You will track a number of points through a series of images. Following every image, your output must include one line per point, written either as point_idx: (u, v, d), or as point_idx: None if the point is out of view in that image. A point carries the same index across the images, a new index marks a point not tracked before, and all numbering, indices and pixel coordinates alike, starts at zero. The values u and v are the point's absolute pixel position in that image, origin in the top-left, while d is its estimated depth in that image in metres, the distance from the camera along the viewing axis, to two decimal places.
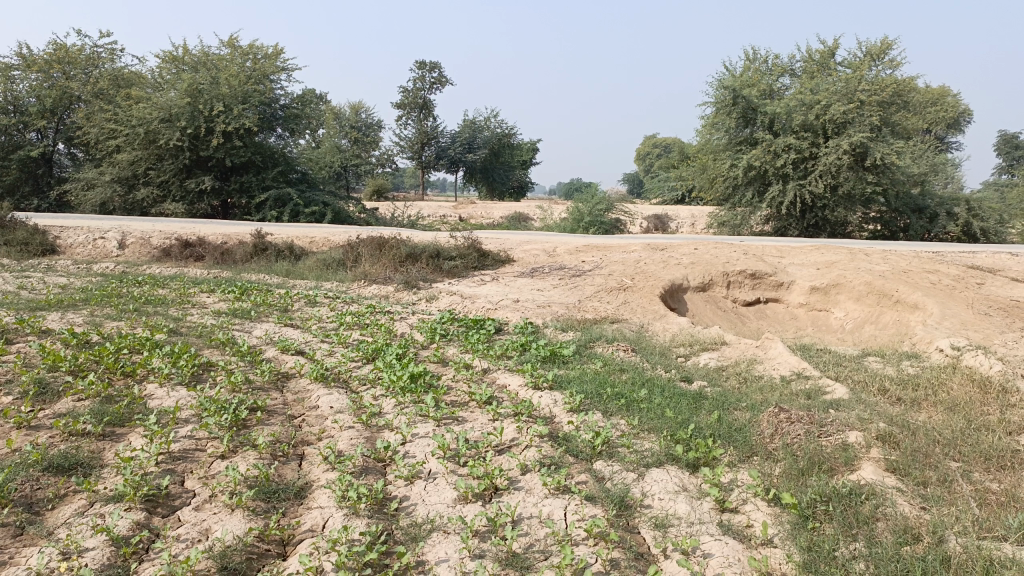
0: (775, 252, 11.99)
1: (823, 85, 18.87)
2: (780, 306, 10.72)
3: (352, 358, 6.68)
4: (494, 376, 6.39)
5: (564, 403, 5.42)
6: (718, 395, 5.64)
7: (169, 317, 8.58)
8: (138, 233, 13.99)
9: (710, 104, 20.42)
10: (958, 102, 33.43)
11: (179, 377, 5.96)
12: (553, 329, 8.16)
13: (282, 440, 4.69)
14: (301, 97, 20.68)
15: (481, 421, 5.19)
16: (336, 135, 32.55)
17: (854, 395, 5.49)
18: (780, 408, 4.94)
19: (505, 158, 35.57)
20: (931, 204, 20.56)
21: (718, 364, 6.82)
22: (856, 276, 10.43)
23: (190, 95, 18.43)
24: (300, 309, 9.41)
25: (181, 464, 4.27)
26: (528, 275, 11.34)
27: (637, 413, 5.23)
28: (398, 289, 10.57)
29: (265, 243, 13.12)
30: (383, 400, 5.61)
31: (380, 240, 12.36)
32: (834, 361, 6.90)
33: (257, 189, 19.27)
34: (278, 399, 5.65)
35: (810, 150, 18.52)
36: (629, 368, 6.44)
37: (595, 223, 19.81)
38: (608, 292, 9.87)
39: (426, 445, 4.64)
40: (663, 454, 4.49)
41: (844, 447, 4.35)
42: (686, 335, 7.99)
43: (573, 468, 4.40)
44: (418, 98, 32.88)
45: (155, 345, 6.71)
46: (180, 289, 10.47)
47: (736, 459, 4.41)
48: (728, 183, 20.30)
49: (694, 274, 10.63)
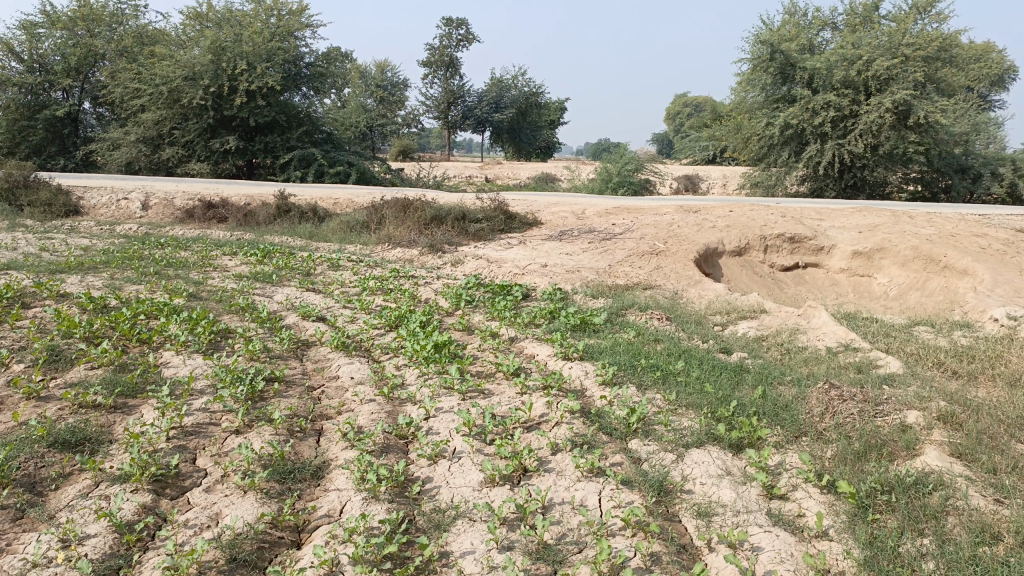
0: (814, 214, 11.48)
1: (864, 39, 17.99)
2: (820, 270, 10.25)
3: (375, 325, 6.44)
4: (523, 345, 6.11)
5: (596, 376, 5.14)
6: (759, 368, 5.31)
7: (190, 280, 8.39)
8: (162, 193, 13.82)
9: (745, 60, 19.61)
10: (1005, 58, 31.96)
11: (196, 344, 5.76)
12: (583, 295, 7.83)
13: (299, 414, 4.46)
14: (326, 55, 20.26)
15: (508, 395, 4.92)
16: (361, 94, 32.07)
17: (908, 369, 5.12)
18: (830, 384, 4.59)
19: (532, 118, 34.88)
20: (974, 163, 19.74)
21: (757, 333, 6.47)
22: (902, 240, 9.92)
23: (213, 52, 18.12)
24: (323, 273, 9.17)
25: (194, 440, 4.06)
26: (556, 238, 10.97)
27: (674, 387, 4.92)
28: (423, 253, 10.28)
29: (289, 205, 12.88)
30: (406, 371, 5.36)
31: (405, 201, 12.02)
32: (882, 331, 6.51)
33: (282, 149, 18.98)
34: (297, 368, 5.43)
35: (850, 108, 17.75)
36: (664, 338, 6.12)
37: (624, 183, 19.27)
38: (640, 257, 9.49)
39: (450, 421, 4.39)
40: (704, 433, 4.17)
41: (902, 428, 4.01)
42: (722, 302, 7.62)
43: (607, 448, 4.11)
44: (444, 56, 32.21)
45: (173, 310, 6.52)
46: (202, 251, 10.28)
47: (783, 440, 4.09)
48: (763, 142, 19.61)
49: (730, 237, 10.18)
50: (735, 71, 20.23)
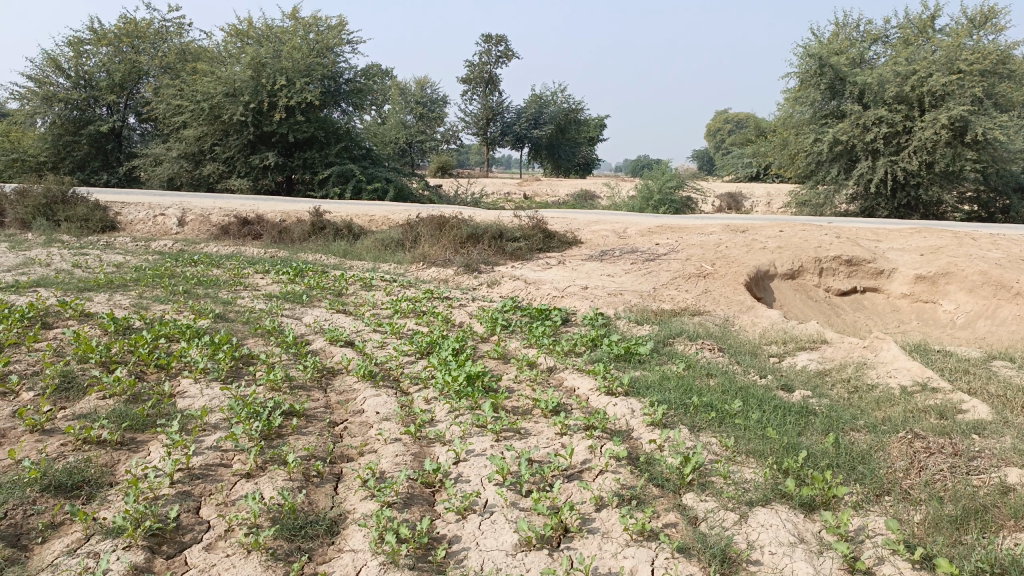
0: (870, 235, 10.83)
1: (919, 53, 17.24)
2: (879, 296, 9.62)
3: (405, 352, 6.06)
4: (562, 377, 5.67)
5: (643, 416, 4.69)
6: (827, 410, 4.77)
7: (218, 300, 8.12)
8: (198, 209, 13.71)
9: (793, 75, 18.98)
10: None
11: (215, 372, 5.44)
12: (626, 321, 7.36)
13: (317, 456, 4.08)
14: (365, 70, 20.17)
15: (547, 436, 4.46)
16: (401, 110, 31.98)
17: (999, 415, 4.51)
18: (912, 433, 4.05)
19: (571, 134, 34.49)
20: None
21: (818, 367, 5.95)
22: (970, 264, 9.25)
23: (253, 69, 18.17)
24: (354, 293, 8.84)
25: (200, 486, 3.71)
26: (597, 258, 10.52)
27: (732, 431, 4.43)
28: (458, 273, 9.90)
29: (324, 221, 12.67)
30: (435, 406, 4.94)
31: (441, 218, 11.68)
32: (957, 367, 5.91)
33: (320, 165, 18.89)
34: (320, 400, 5.06)
35: (904, 124, 17.00)
36: (718, 372, 5.61)
37: (666, 201, 18.70)
38: (686, 279, 8.98)
39: (483, 467, 3.96)
40: (769, 489, 3.69)
41: (1003, 489, 3.45)
42: (778, 331, 7.07)
43: (659, 504, 3.64)
44: (484, 73, 32.01)
45: (195, 333, 6.23)
46: (234, 269, 10.04)
47: (863, 500, 3.58)
48: (811, 159, 18.88)
49: (782, 259, 9.61)
50: (783, 87, 19.56)
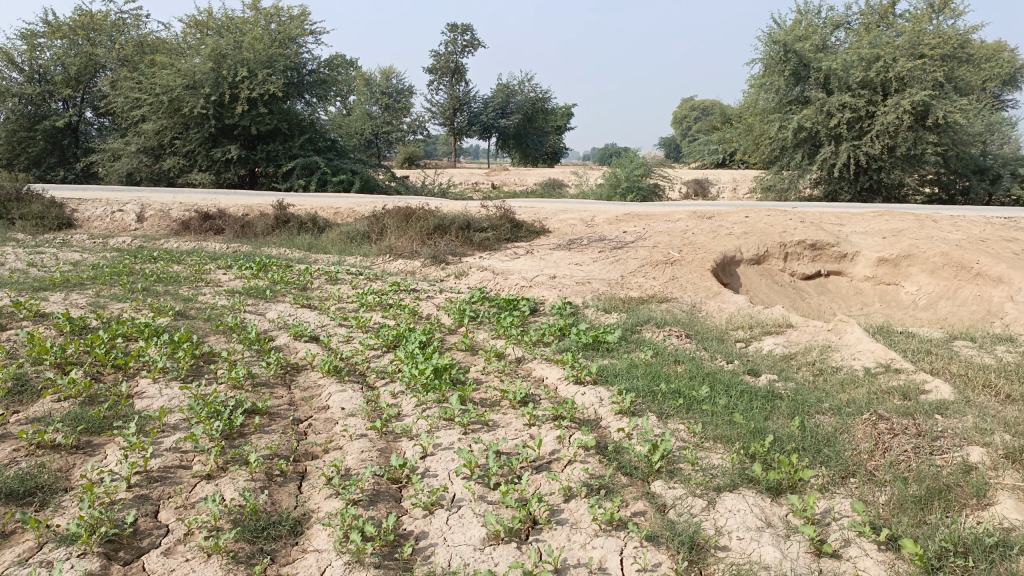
0: (833, 220, 10.95)
1: (881, 39, 17.43)
2: (843, 279, 9.73)
3: (371, 346, 5.98)
4: (530, 367, 5.64)
5: (612, 404, 4.67)
6: (793, 394, 4.80)
7: (179, 297, 7.95)
8: (158, 205, 13.41)
9: (757, 62, 19.10)
10: (1018, 57, 31.45)
11: (175, 371, 5.31)
12: (594, 309, 7.34)
13: (281, 454, 4.00)
14: (329, 61, 19.86)
15: (515, 428, 4.42)
16: (366, 101, 31.61)
17: (961, 394, 4.57)
18: (877, 415, 4.08)
19: (539, 123, 34.42)
20: (993, 164, 19.17)
21: (784, 351, 5.98)
22: (930, 246, 9.40)
23: (214, 60, 17.80)
24: (320, 287, 8.71)
25: (159, 489, 3.63)
26: (565, 247, 10.49)
27: (700, 418, 4.44)
28: (425, 265, 9.81)
29: (288, 215, 12.47)
30: (402, 400, 4.88)
31: (407, 210, 11.56)
32: (920, 348, 5.98)
33: (284, 158, 18.61)
34: (283, 397, 4.97)
35: (867, 109, 17.21)
36: (685, 358, 5.62)
37: (633, 188, 18.75)
38: (653, 267, 8.99)
39: (450, 460, 3.91)
40: (737, 475, 3.70)
41: (966, 468, 3.49)
42: (744, 316, 7.11)
43: (627, 493, 3.63)
44: (450, 62, 31.75)
45: (154, 332, 6.08)
46: (195, 265, 9.83)
47: (829, 483, 3.60)
48: (776, 145, 19.05)
49: (748, 244, 9.67)
50: (747, 74, 19.68)
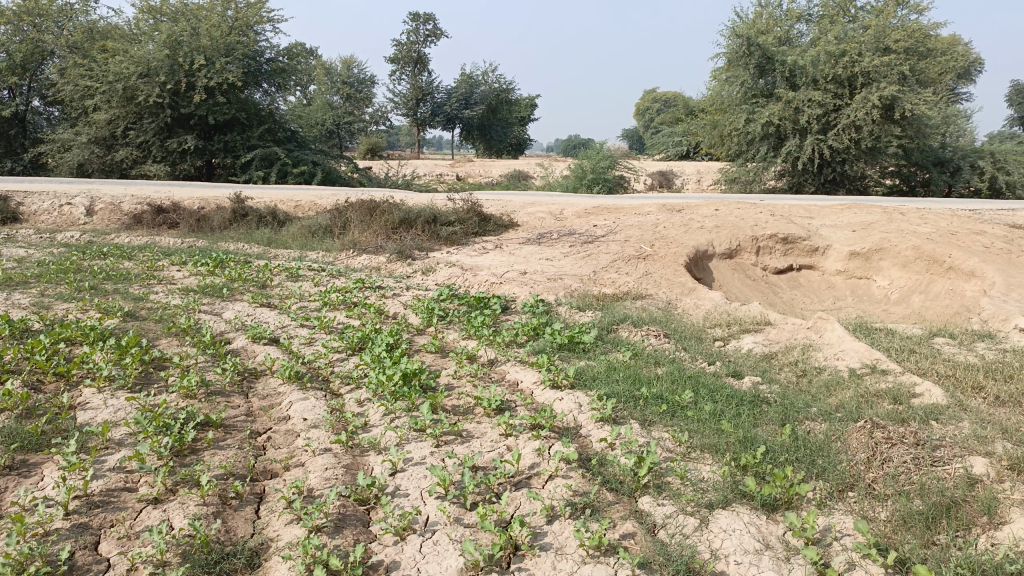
0: (803, 213, 10.85)
1: (847, 32, 17.44)
2: (815, 273, 9.62)
3: (335, 349, 5.64)
4: (504, 370, 5.36)
5: (592, 411, 4.43)
6: (780, 398, 4.59)
7: (128, 296, 7.49)
8: (109, 197, 12.81)
9: (722, 54, 19.02)
10: (972, 52, 32.02)
11: (122, 379, 4.92)
12: (568, 307, 7.09)
13: (236, 473, 3.67)
14: (288, 49, 19.23)
15: (490, 439, 4.14)
16: (327, 91, 30.88)
17: (953, 397, 4.41)
18: (872, 423, 3.88)
19: (503, 114, 34.10)
20: (953, 156, 19.39)
21: (765, 350, 5.81)
22: (902, 239, 9.32)
23: (169, 47, 17.09)
24: (280, 284, 8.31)
25: (100, 517, 3.29)
26: (534, 241, 10.23)
27: (686, 425, 4.21)
28: (390, 260, 9.46)
29: (245, 208, 12.00)
30: (369, 408, 4.57)
31: (371, 203, 11.16)
32: (902, 346, 5.84)
33: (242, 148, 18.01)
34: (240, 407, 4.62)
35: (833, 104, 17.24)
36: (665, 360, 5.40)
37: (600, 180, 18.56)
38: (626, 262, 8.77)
39: (422, 478, 3.62)
40: (729, 489, 3.47)
41: (970, 480, 3.31)
42: (721, 313, 6.92)
43: (614, 512, 3.37)
44: (413, 52, 31.17)
45: (100, 336, 5.67)
46: (147, 262, 9.34)
47: (826, 497, 3.40)
48: (742, 137, 19.00)
49: (720, 239, 9.50)
50: (713, 66, 19.58)
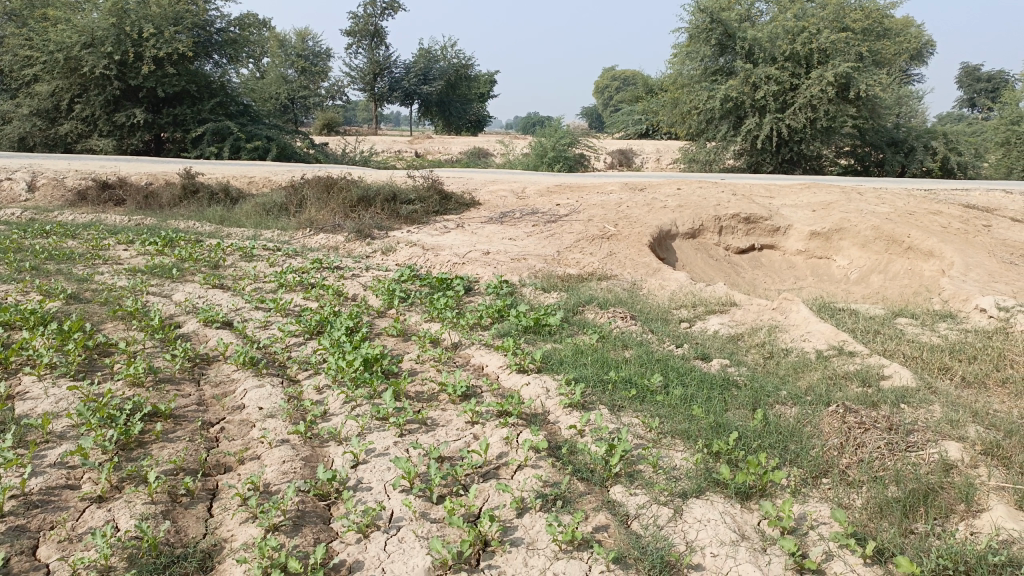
0: (763, 192, 10.88)
1: (806, 10, 17.48)
2: (776, 253, 9.65)
3: (293, 333, 5.42)
4: (469, 354, 5.21)
5: (560, 397, 4.31)
6: (749, 381, 4.53)
7: (71, 277, 7.11)
8: (50, 172, 12.21)
9: (682, 31, 18.94)
10: (924, 34, 32.59)
11: (64, 367, 4.64)
12: (532, 288, 6.95)
13: (187, 468, 3.46)
14: (240, 19, 18.53)
15: (456, 427, 3.99)
16: (281, 64, 29.99)
17: (921, 380, 4.42)
18: (844, 407, 3.86)
19: (462, 90, 33.68)
20: (906, 137, 19.71)
21: (731, 331, 5.76)
22: (862, 219, 9.39)
23: (114, 15, 16.31)
24: (233, 265, 8.00)
25: (39, 518, 3.06)
26: (497, 220, 10.05)
27: (657, 410, 4.13)
28: (349, 240, 9.19)
29: (196, 185, 11.57)
30: (328, 396, 4.38)
31: (328, 180, 10.83)
32: (867, 327, 5.85)
33: (192, 123, 17.38)
34: (191, 396, 4.38)
35: (791, 81, 17.28)
36: (632, 343, 5.30)
37: (560, 158, 18.39)
38: (590, 241, 8.66)
39: (386, 470, 3.46)
40: (703, 477, 3.40)
41: (944, 466, 3.32)
42: (686, 294, 6.87)
43: (586, 503, 3.27)
44: (370, 25, 30.43)
45: (40, 320, 5.35)
46: (93, 240, 8.92)
47: (800, 485, 3.35)
48: (702, 116, 19.00)
49: (683, 218, 9.44)
50: (673, 44, 19.48)
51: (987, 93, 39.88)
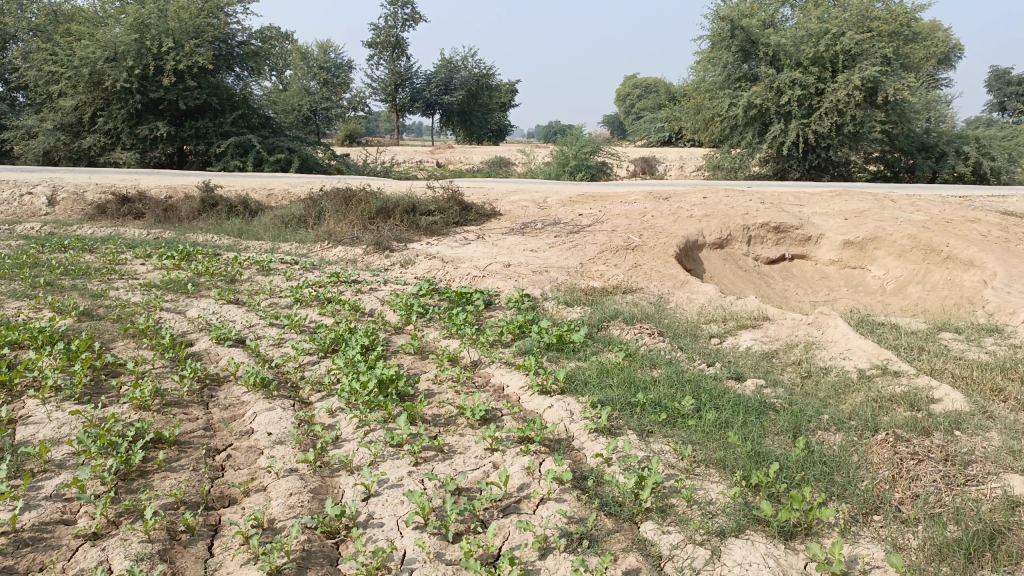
0: (792, 199, 10.54)
1: (830, 14, 17.13)
2: (808, 263, 9.32)
3: (307, 351, 5.22)
4: (488, 374, 4.98)
5: (585, 421, 4.05)
6: (787, 403, 4.24)
7: (86, 293, 6.99)
8: (71, 186, 12.20)
9: (704, 37, 18.65)
10: (952, 37, 31.92)
11: (69, 389, 4.47)
12: (555, 302, 6.70)
13: (188, 501, 3.26)
14: (261, 32, 18.56)
15: (474, 455, 3.75)
16: (303, 77, 30.08)
17: (974, 403, 4.12)
18: (894, 435, 3.57)
19: (483, 100, 33.59)
20: (937, 141, 19.22)
21: (764, 348, 5.47)
22: (897, 228, 9.04)
23: (136, 30, 16.34)
24: (249, 279, 7.84)
25: (28, 557, 2.87)
26: (518, 231, 9.82)
27: (689, 436, 3.86)
28: (367, 252, 9.02)
29: (215, 198, 11.49)
30: (340, 420, 4.16)
31: (346, 193, 10.68)
32: (910, 343, 5.53)
33: (215, 135, 17.39)
34: (199, 421, 4.18)
35: (816, 86, 16.88)
36: (661, 361, 5.03)
37: (582, 167, 18.13)
38: (614, 253, 8.40)
39: (399, 504, 3.24)
40: (742, 513, 3.13)
41: (1010, 503, 3.03)
42: (715, 307, 6.58)
43: (615, 543, 3.02)
44: (391, 36, 30.43)
45: (48, 339, 5.19)
46: (110, 254, 8.83)
47: (850, 522, 3.07)
48: (725, 123, 18.67)
49: (710, 227, 9.14)
50: (695, 50, 19.17)
51: (1018, 97, 39.00)
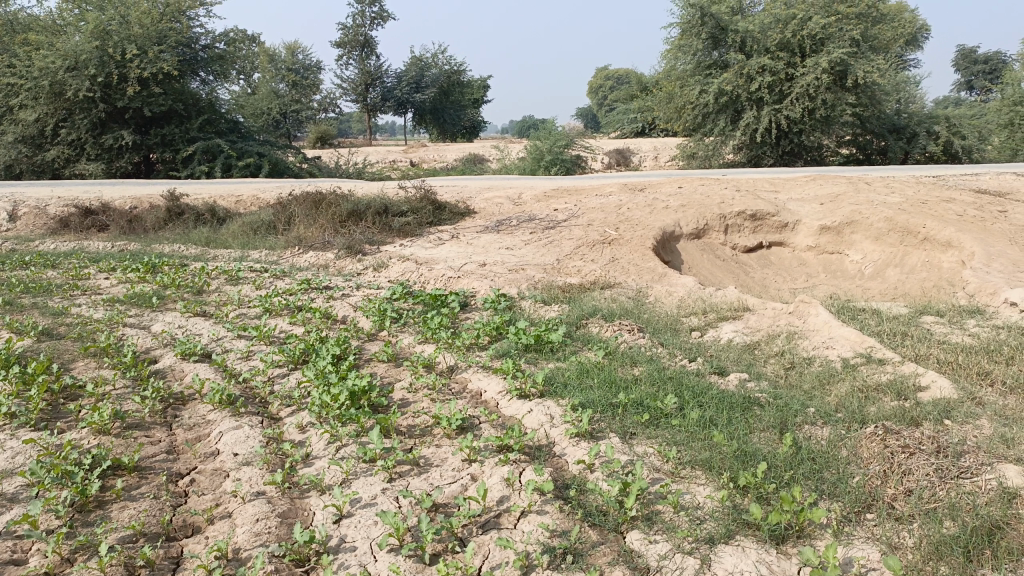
0: (768, 186, 10.47)
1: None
2: (785, 250, 9.25)
3: (276, 364, 5.03)
4: (465, 380, 4.82)
5: (566, 426, 3.91)
6: (773, 398, 4.12)
7: (46, 311, 6.72)
8: (32, 200, 11.84)
9: (674, 26, 18.54)
10: (918, 18, 32.15)
11: (24, 416, 4.24)
12: (532, 301, 6.55)
13: (147, 533, 3.07)
14: (225, 35, 18.19)
15: (451, 467, 3.59)
16: (272, 79, 29.64)
17: (962, 389, 4.03)
18: (884, 428, 3.46)
19: (455, 97, 33.34)
20: (908, 123, 19.31)
21: (746, 340, 5.35)
22: (873, 210, 8.98)
23: (97, 38, 15.91)
24: (218, 289, 7.62)
25: None
26: (493, 229, 9.66)
27: (674, 436, 3.72)
28: (339, 257, 8.81)
29: (181, 206, 11.21)
30: (310, 436, 3.98)
31: (316, 196, 10.45)
32: (893, 328, 5.44)
33: (181, 141, 17.02)
34: (162, 444, 3.99)
35: (786, 71, 16.86)
36: (641, 359, 4.90)
37: (557, 161, 17.98)
38: (590, 247, 8.27)
39: (372, 526, 3.08)
40: (731, 518, 3.00)
41: (1006, 495, 2.93)
42: (695, 300, 6.46)
43: (600, 556, 2.88)
44: (360, 36, 30.08)
45: (2, 363, 4.94)
46: (72, 269, 8.54)
47: (843, 522, 2.96)
48: (697, 111, 18.60)
49: (687, 218, 9.04)
50: (665, 39, 19.06)
51: (985, 76, 39.39)
